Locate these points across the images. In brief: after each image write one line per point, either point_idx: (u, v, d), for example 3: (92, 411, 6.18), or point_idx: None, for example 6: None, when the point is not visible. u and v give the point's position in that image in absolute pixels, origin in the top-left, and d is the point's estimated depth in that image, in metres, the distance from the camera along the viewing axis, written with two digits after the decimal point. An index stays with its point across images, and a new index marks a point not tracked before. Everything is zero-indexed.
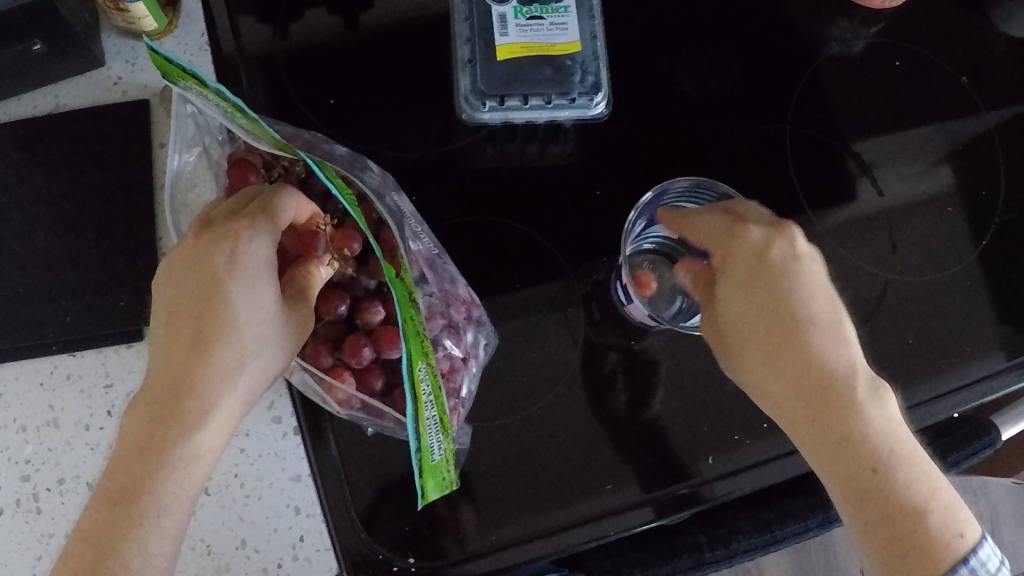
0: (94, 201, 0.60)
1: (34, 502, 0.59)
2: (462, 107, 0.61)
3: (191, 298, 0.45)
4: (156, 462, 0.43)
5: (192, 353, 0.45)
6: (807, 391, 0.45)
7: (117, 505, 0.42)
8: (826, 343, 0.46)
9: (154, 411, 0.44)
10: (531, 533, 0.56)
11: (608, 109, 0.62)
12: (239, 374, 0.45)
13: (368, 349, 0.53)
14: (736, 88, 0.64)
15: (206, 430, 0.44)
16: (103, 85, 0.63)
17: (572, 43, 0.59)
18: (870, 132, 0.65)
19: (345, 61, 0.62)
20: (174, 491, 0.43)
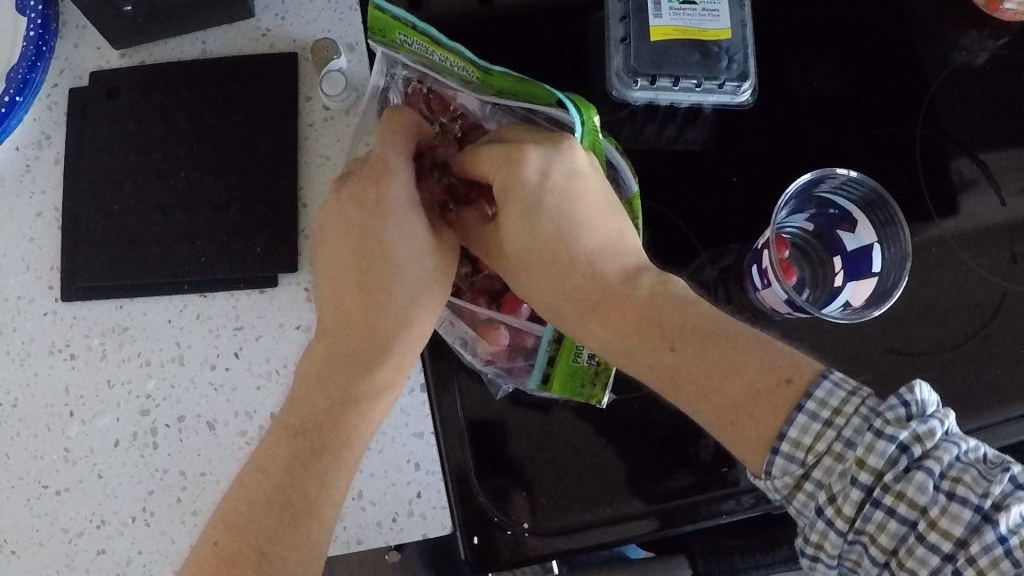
0: (236, 147, 0.61)
1: (152, 437, 0.59)
2: (611, 84, 0.62)
3: (339, 244, 0.50)
4: (339, 402, 0.48)
5: (362, 300, 0.49)
6: (764, 427, 0.43)
7: (315, 433, 0.48)
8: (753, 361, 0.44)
9: (327, 370, 0.49)
10: (610, 517, 0.58)
11: (751, 97, 0.63)
12: (409, 306, 0.50)
13: (525, 307, 0.56)
14: (865, 91, 0.65)
15: (383, 373, 0.50)
16: (251, 35, 0.63)
17: (722, 30, 0.60)
18: (994, 142, 0.66)
19: (490, 31, 0.63)
20: (358, 425, 0.49)
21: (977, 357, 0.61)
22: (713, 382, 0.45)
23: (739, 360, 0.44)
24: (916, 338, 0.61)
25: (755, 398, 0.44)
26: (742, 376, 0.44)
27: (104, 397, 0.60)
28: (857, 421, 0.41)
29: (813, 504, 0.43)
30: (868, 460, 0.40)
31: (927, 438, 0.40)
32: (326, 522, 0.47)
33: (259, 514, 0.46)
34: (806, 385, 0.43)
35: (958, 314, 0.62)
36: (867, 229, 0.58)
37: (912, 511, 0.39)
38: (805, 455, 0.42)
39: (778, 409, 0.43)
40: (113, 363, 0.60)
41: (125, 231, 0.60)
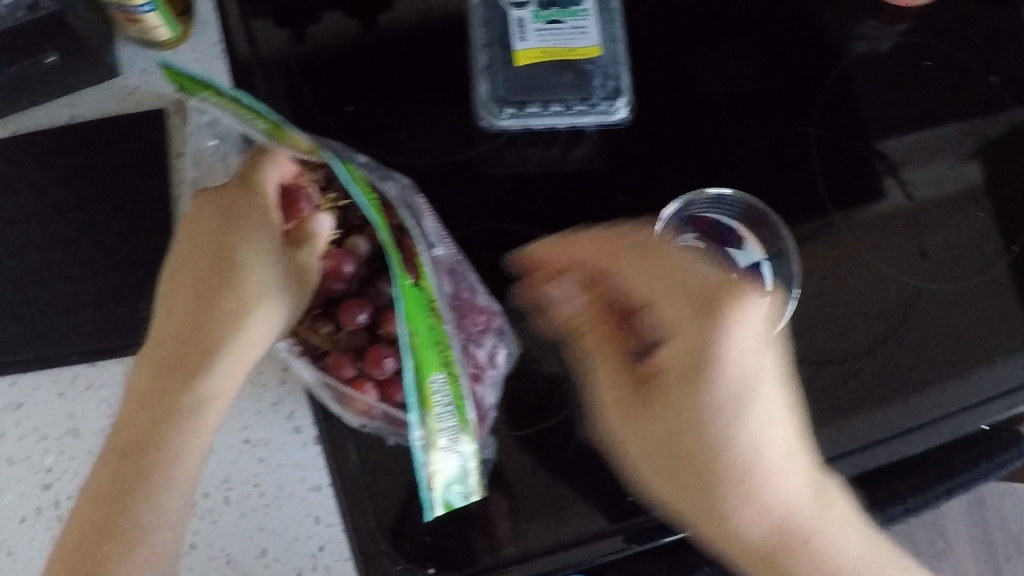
0: (110, 210, 0.60)
1: (56, 510, 0.59)
2: (478, 113, 0.61)
3: (194, 253, 0.49)
4: (165, 412, 0.47)
5: (198, 314, 0.48)
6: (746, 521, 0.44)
7: (138, 447, 0.47)
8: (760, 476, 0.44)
9: (157, 375, 0.48)
10: (558, 544, 0.55)
11: (630, 115, 0.62)
12: (242, 318, 0.48)
13: (391, 358, 0.54)
14: (757, 91, 0.63)
15: (216, 384, 0.48)
16: (120, 93, 0.62)
17: (593, 47, 0.58)
18: (895, 133, 0.64)
19: (361, 66, 0.62)
20: (180, 442, 0.47)
21: (890, 361, 0.59)
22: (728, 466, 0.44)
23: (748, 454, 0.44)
24: (825, 348, 0.59)
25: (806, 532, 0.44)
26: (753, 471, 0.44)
27: (5, 474, 0.60)
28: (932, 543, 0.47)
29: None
30: None
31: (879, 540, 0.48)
32: (151, 534, 0.46)
33: (96, 545, 0.46)
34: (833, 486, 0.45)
35: (866, 318, 0.60)
36: (755, 245, 0.57)
37: None
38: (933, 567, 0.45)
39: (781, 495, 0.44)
40: (11, 440, 0.60)
41: (5, 306, 0.59)
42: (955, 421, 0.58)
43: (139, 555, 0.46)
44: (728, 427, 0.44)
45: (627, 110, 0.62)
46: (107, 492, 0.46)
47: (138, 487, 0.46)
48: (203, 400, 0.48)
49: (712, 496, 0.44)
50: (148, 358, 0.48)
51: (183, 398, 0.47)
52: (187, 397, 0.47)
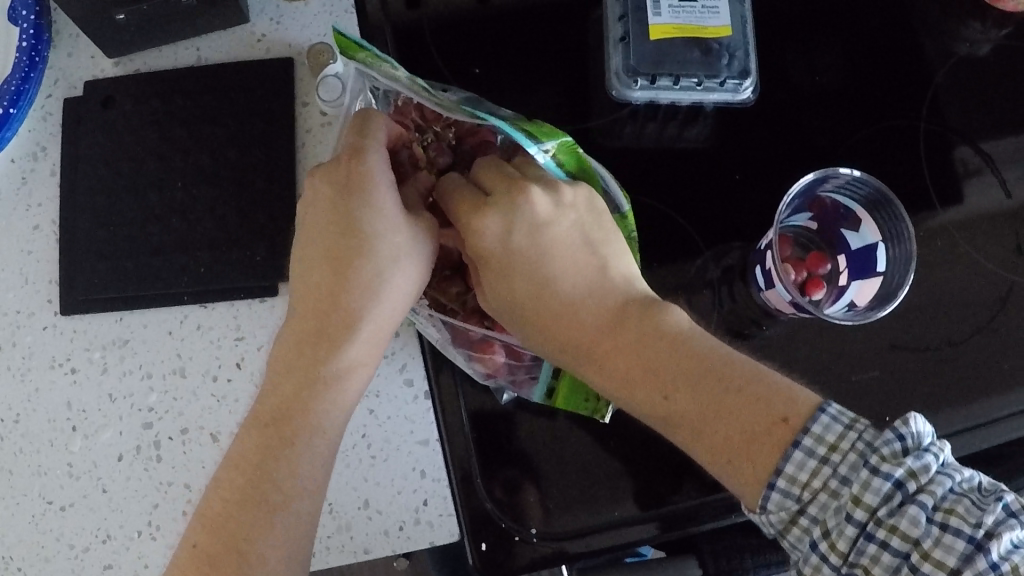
0: (232, 155, 0.60)
1: (155, 450, 0.59)
2: (610, 84, 0.62)
3: (316, 225, 0.48)
4: (303, 380, 0.46)
5: (333, 282, 0.47)
6: (760, 462, 0.41)
7: (282, 413, 0.46)
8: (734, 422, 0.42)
9: (293, 350, 0.47)
10: (618, 519, 0.57)
11: (753, 94, 0.63)
12: (379, 283, 0.47)
13: None
14: (866, 84, 0.65)
15: (353, 350, 0.47)
16: (246, 40, 0.63)
17: (722, 27, 0.59)
18: (996, 132, 0.65)
19: (487, 31, 0.63)
20: (327, 408, 0.47)
21: (986, 352, 0.61)
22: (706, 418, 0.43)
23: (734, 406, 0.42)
24: (926, 336, 0.61)
25: (755, 439, 0.42)
26: (752, 410, 0.42)
27: (107, 411, 0.59)
28: (853, 458, 0.40)
29: (808, 538, 0.41)
30: (863, 498, 0.39)
31: (922, 473, 0.39)
32: (295, 503, 0.45)
33: (237, 511, 0.44)
34: (804, 420, 0.41)
35: (966, 308, 0.61)
36: (872, 229, 0.58)
37: (905, 544, 0.38)
38: (799, 491, 0.41)
39: (776, 447, 0.41)
40: (114, 376, 0.60)
41: (123, 242, 0.60)
42: None
43: (289, 525, 0.45)
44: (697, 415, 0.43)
45: (751, 91, 0.63)
46: (248, 459, 0.45)
47: (281, 454, 0.45)
48: (342, 366, 0.47)
49: (720, 446, 0.42)
50: (286, 334, 0.48)
51: (322, 366, 0.47)
52: (327, 362, 0.47)
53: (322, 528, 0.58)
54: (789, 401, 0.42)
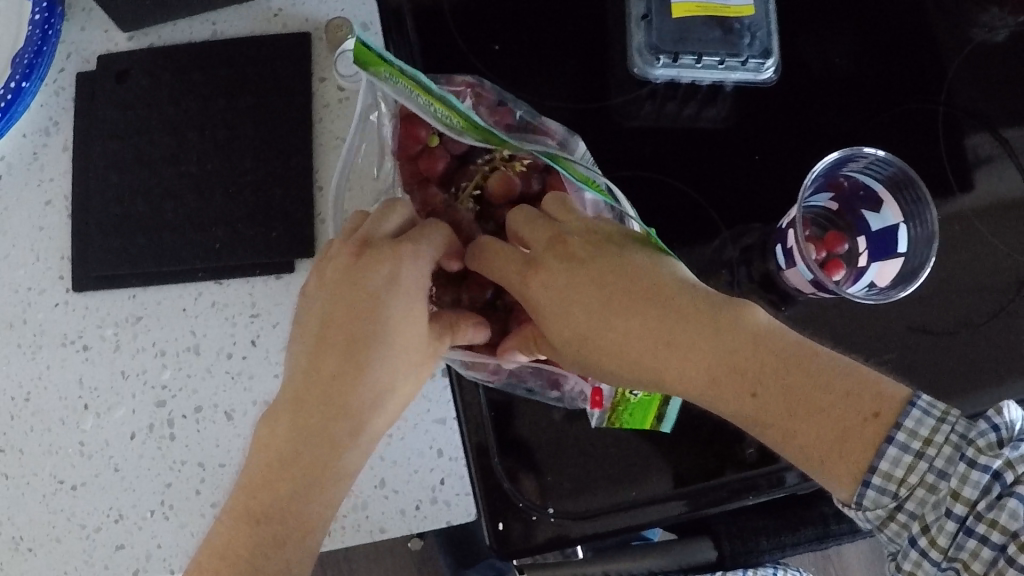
0: (248, 132, 0.60)
1: (168, 429, 0.59)
2: (632, 60, 0.61)
3: (334, 311, 0.46)
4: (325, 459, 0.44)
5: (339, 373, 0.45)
6: (853, 454, 0.41)
7: (299, 490, 0.44)
8: (796, 376, 0.42)
9: (303, 427, 0.45)
10: (639, 500, 0.57)
11: (774, 74, 0.62)
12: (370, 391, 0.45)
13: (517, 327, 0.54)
14: (887, 68, 0.64)
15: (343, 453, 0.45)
16: (263, 15, 0.62)
17: (745, 6, 0.58)
18: (1016, 118, 0.65)
19: (506, 8, 0.62)
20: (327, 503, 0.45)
21: (1002, 337, 0.61)
22: (806, 408, 0.42)
23: (826, 399, 0.42)
24: (942, 319, 0.61)
25: (822, 402, 0.42)
26: (833, 411, 0.41)
27: (118, 389, 0.59)
28: (949, 452, 0.42)
29: (906, 534, 0.43)
30: (963, 492, 0.41)
31: (1020, 464, 0.40)
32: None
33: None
34: (897, 412, 0.41)
35: (983, 291, 0.62)
36: (893, 209, 0.58)
37: (1002, 536, 0.39)
38: (896, 487, 0.42)
39: (873, 439, 0.41)
40: (127, 354, 0.59)
41: (137, 218, 0.59)
42: None
43: None
44: (816, 400, 0.42)
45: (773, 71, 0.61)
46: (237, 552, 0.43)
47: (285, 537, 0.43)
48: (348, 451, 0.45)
49: (800, 433, 0.42)
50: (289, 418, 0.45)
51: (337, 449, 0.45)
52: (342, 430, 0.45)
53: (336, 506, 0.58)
54: (879, 390, 0.42)
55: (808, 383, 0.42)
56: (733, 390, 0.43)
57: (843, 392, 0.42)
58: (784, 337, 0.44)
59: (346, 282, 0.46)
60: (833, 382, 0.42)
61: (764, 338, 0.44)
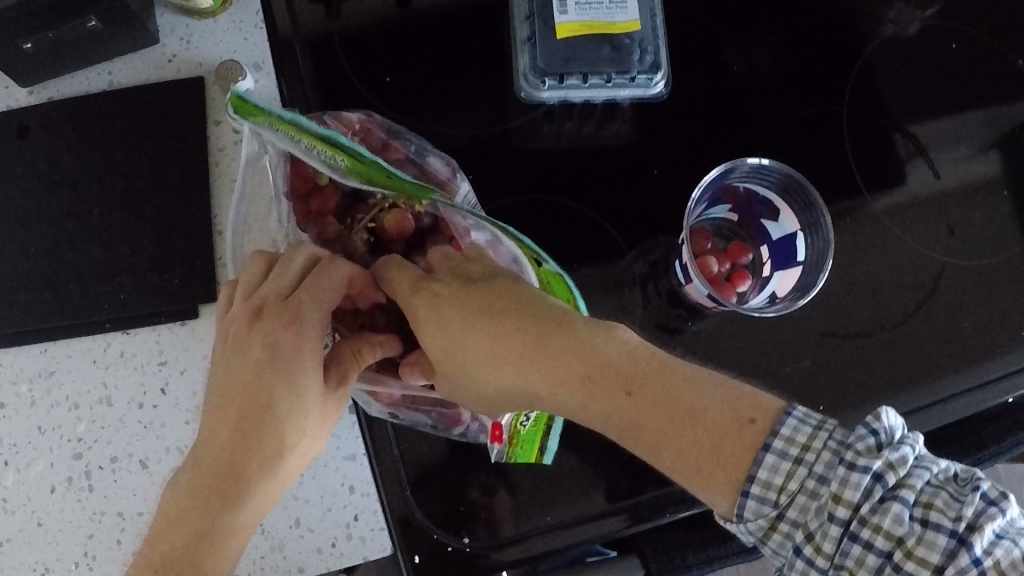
0: (148, 180, 0.60)
1: (87, 480, 0.59)
2: (519, 84, 0.61)
3: (235, 376, 0.45)
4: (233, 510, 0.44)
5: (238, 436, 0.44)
6: (730, 466, 0.40)
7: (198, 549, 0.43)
8: (673, 382, 0.42)
9: (192, 492, 0.43)
10: (563, 521, 0.57)
11: (666, 87, 0.62)
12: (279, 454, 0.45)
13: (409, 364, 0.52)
14: (790, 72, 0.64)
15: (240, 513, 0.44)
16: (158, 62, 0.62)
17: (632, 22, 0.58)
18: (921, 115, 0.65)
19: (398, 38, 0.62)
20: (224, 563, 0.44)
21: (918, 337, 0.60)
22: (679, 423, 0.41)
23: (697, 408, 0.41)
24: (858, 322, 0.60)
25: (697, 408, 0.41)
26: (701, 422, 0.40)
27: (36, 443, 0.59)
28: (828, 457, 0.39)
29: (791, 541, 0.41)
30: (843, 495, 0.38)
31: (900, 466, 0.38)
32: None
33: None
34: (772, 422, 0.40)
35: (897, 292, 0.61)
36: (790, 217, 0.57)
37: (889, 542, 0.37)
38: (776, 496, 0.40)
39: (746, 449, 0.40)
40: (43, 409, 0.59)
41: (42, 273, 0.59)
42: (975, 397, 0.60)
43: None
44: (691, 402, 0.41)
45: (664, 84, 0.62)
46: None
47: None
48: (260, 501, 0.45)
49: (685, 447, 0.41)
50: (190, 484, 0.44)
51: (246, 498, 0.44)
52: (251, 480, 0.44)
53: (253, 550, 0.57)
54: (753, 401, 0.41)
55: (683, 385, 0.42)
56: (605, 394, 0.43)
57: (719, 397, 0.41)
58: (661, 364, 0.43)
59: (252, 342, 0.45)
60: (704, 395, 0.41)
61: (638, 353, 0.44)
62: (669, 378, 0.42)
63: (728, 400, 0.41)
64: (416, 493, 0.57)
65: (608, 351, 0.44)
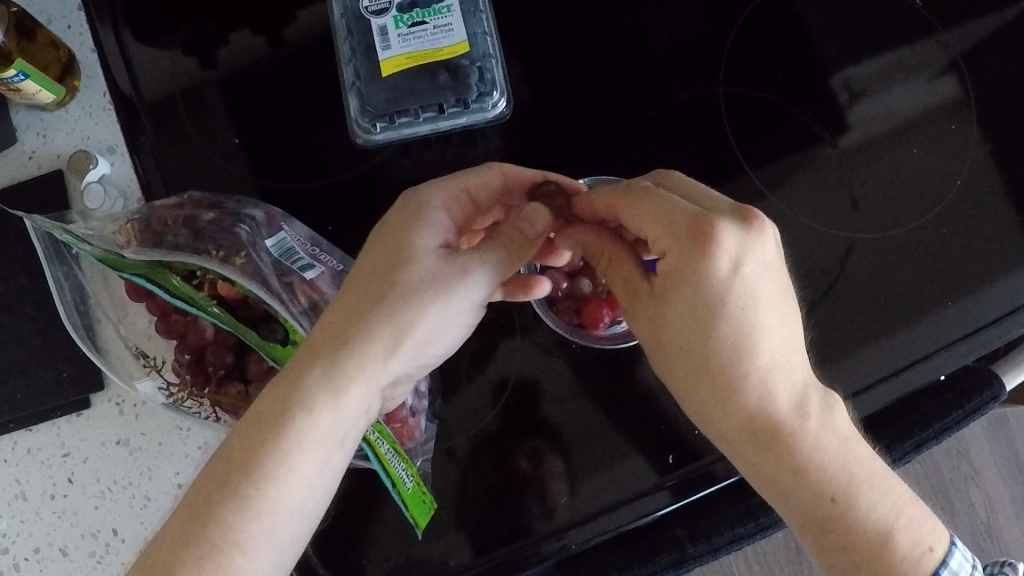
0: (26, 279, 0.61)
1: (16, 572, 0.60)
2: (354, 131, 0.59)
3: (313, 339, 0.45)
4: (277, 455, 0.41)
5: (267, 399, 0.42)
6: (822, 546, 0.43)
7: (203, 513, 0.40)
8: (813, 439, 0.42)
9: (273, 406, 0.42)
10: (554, 528, 0.57)
11: (508, 106, 0.59)
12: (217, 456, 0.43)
13: None
14: (658, 57, 0.60)
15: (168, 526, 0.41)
16: (19, 159, 0.61)
17: (459, 43, 0.55)
18: (812, 77, 0.60)
19: (243, 95, 0.60)
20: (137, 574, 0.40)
21: (824, 321, 0.58)
22: (829, 490, 0.42)
23: (838, 469, 0.42)
24: None
25: (804, 474, 0.42)
26: (818, 480, 0.42)
27: None
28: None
29: None
30: None
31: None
32: None
33: None
34: (850, 499, 0.42)
35: (795, 280, 0.58)
36: None
37: None
38: None
39: (827, 523, 0.42)
40: None
41: None
42: (911, 375, 0.57)
43: None
44: (818, 418, 0.42)
45: (505, 102, 0.59)
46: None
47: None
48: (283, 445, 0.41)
49: (785, 453, 0.42)
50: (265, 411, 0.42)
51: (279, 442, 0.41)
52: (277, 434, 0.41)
53: None
54: (845, 476, 0.42)
55: (824, 443, 0.42)
56: (808, 492, 0.42)
57: (798, 469, 0.42)
58: (786, 433, 0.42)
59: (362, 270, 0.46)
60: (822, 468, 0.42)
61: (771, 396, 0.42)
62: (769, 442, 0.42)
63: (803, 475, 0.42)
64: (351, 536, 0.58)
65: (765, 402, 0.42)
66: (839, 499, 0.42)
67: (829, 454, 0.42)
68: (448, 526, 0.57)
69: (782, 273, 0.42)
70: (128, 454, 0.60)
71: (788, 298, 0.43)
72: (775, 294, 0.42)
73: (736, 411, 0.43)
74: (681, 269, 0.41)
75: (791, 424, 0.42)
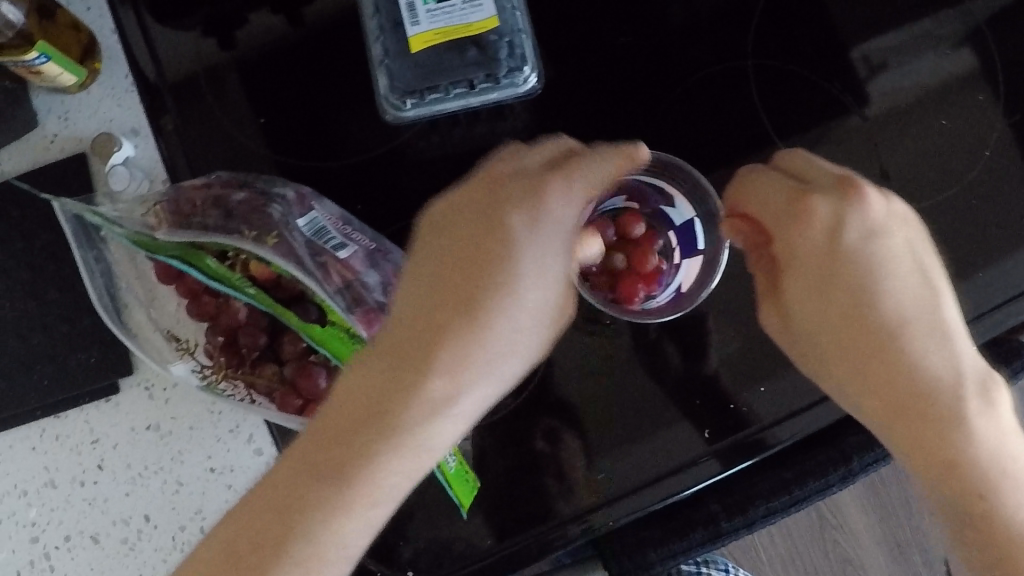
0: (50, 263, 0.60)
1: (46, 562, 0.60)
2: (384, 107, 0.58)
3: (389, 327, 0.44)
4: (366, 448, 0.41)
5: (345, 398, 0.42)
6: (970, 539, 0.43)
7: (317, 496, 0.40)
8: (973, 426, 0.43)
9: (357, 400, 0.42)
10: (579, 511, 0.58)
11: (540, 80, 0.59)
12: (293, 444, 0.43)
13: None
14: (684, 29, 0.59)
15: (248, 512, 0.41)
16: (40, 144, 0.61)
17: (489, 18, 0.54)
18: (842, 46, 0.60)
19: (267, 75, 0.60)
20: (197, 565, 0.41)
21: None
22: (981, 476, 0.43)
23: (989, 461, 0.43)
24: None
25: (959, 461, 0.43)
26: (972, 466, 0.43)
27: None
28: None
29: None
30: None
31: None
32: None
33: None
34: (998, 498, 0.43)
35: None
36: (684, 204, 0.54)
37: None
38: None
39: (976, 520, 0.43)
40: None
41: None
42: None
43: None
44: (977, 404, 0.43)
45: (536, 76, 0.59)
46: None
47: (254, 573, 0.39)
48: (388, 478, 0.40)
49: (942, 432, 0.43)
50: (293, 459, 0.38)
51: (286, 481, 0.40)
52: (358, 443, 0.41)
53: None
54: (999, 470, 0.43)
55: (987, 430, 0.43)
56: (959, 477, 0.43)
57: (948, 454, 0.43)
58: (942, 417, 0.43)
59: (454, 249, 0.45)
60: (976, 458, 0.43)
61: (927, 376, 0.44)
62: (919, 425, 0.44)
63: (956, 461, 0.43)
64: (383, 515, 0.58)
65: (915, 378, 0.44)
66: (988, 484, 0.43)
67: (983, 438, 0.43)
68: (476, 507, 0.58)
69: (930, 273, 0.46)
70: (159, 440, 0.60)
71: (927, 283, 0.45)
72: (908, 260, 0.46)
73: (882, 395, 0.45)
74: (836, 253, 0.45)
75: (956, 408, 0.43)
